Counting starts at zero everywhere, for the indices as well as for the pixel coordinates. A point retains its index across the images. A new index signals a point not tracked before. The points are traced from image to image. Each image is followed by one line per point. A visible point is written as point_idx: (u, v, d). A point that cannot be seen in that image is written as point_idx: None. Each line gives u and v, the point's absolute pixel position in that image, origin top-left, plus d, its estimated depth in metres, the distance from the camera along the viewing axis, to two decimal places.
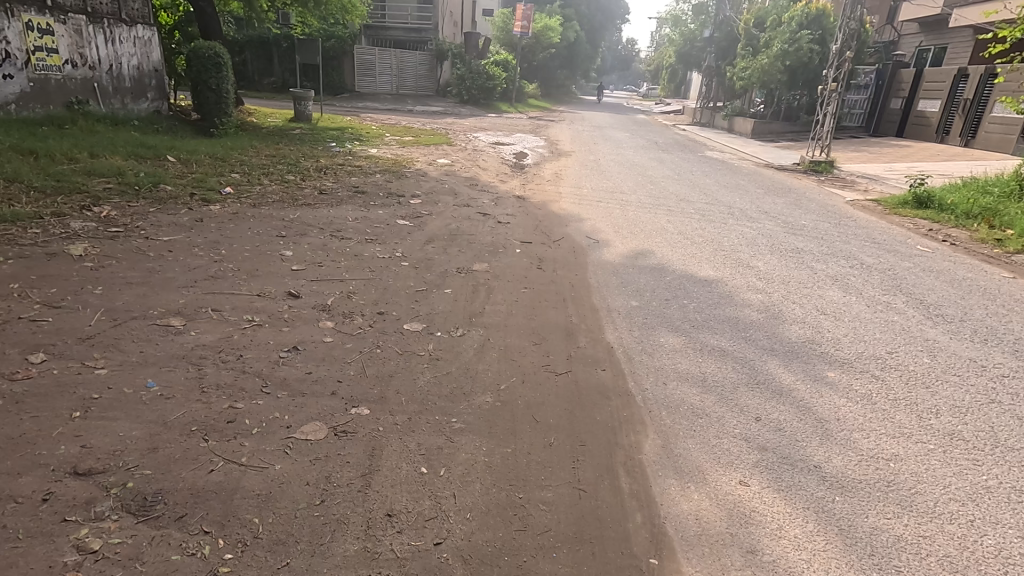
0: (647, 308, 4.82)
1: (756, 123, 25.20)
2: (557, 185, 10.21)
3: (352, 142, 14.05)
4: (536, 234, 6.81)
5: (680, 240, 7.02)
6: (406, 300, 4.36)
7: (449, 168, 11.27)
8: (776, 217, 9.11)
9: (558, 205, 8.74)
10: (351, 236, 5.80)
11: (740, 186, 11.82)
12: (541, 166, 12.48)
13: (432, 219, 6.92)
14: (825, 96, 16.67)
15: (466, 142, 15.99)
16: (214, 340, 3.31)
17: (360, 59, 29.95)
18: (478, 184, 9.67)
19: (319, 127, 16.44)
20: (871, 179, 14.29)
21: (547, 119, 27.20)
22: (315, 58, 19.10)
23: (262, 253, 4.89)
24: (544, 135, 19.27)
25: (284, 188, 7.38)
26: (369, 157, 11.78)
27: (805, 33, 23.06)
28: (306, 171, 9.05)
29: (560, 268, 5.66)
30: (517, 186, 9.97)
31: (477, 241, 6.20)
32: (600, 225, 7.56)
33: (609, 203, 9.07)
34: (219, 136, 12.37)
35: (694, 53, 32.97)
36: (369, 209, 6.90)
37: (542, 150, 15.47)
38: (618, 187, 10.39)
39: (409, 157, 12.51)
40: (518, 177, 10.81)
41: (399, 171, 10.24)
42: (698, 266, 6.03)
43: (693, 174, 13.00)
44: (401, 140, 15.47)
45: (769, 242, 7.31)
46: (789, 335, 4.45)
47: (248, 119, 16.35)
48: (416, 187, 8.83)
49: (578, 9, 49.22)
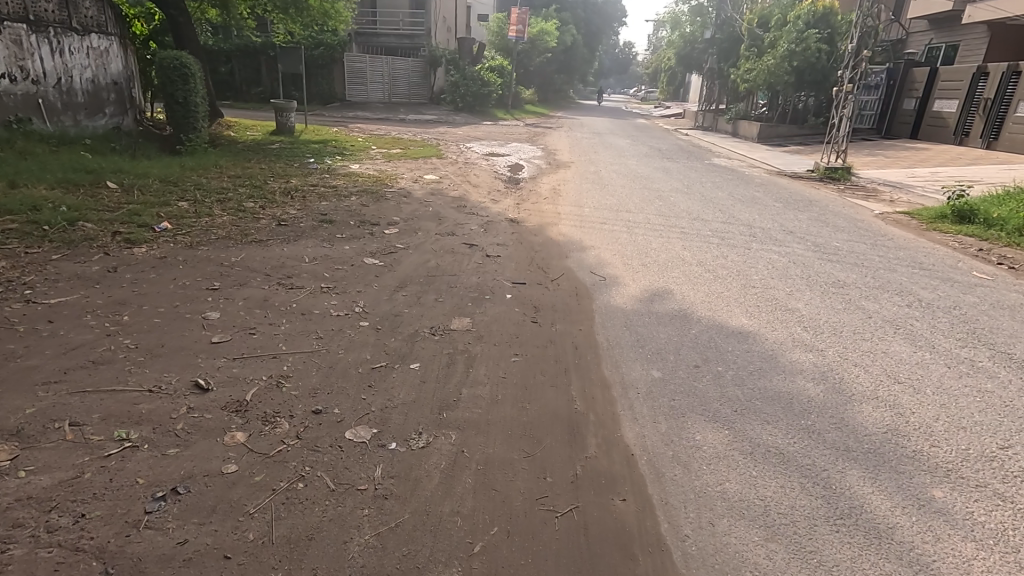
0: (673, 381, 3.73)
1: (762, 127, 24.23)
2: (555, 204, 9.19)
3: (334, 156, 13.08)
4: (530, 271, 5.74)
5: (701, 275, 5.95)
6: (357, 387, 3.29)
7: (437, 185, 10.26)
8: (803, 237, 8.07)
9: (556, 230, 7.68)
10: (303, 284, 4.75)
11: (757, 199, 10.76)
12: (538, 181, 11.44)
13: (408, 254, 5.87)
14: (840, 99, 15.67)
15: (458, 154, 15.00)
16: (49, 487, 2.26)
17: (350, 67, 29.04)
18: (466, 205, 8.65)
19: (301, 141, 15.46)
20: (895, 187, 13.25)
21: (544, 126, 26.29)
22: (299, 66, 18.17)
23: (178, 318, 3.83)
24: (542, 144, 18.24)
25: (237, 220, 6.32)
26: (349, 174, 10.75)
27: (812, 33, 22.07)
28: (271, 194, 7.99)
29: (559, 319, 4.59)
30: (511, 206, 8.96)
31: (459, 285, 5.13)
32: (606, 256, 6.50)
33: (614, 226, 8.02)
34: (187, 153, 11.40)
35: (695, 55, 31.99)
36: (333, 244, 5.85)
37: (538, 162, 14.41)
38: (623, 205, 9.33)
39: (394, 173, 11.50)
40: (513, 195, 9.77)
41: (379, 191, 9.21)
42: (728, 313, 4.95)
43: (703, 185, 11.95)
44: (388, 153, 14.48)
45: (803, 273, 6.24)
46: (865, 423, 3.36)
47: (226, 133, 15.38)
48: (395, 212, 7.79)
49: (575, 14, 48.56)
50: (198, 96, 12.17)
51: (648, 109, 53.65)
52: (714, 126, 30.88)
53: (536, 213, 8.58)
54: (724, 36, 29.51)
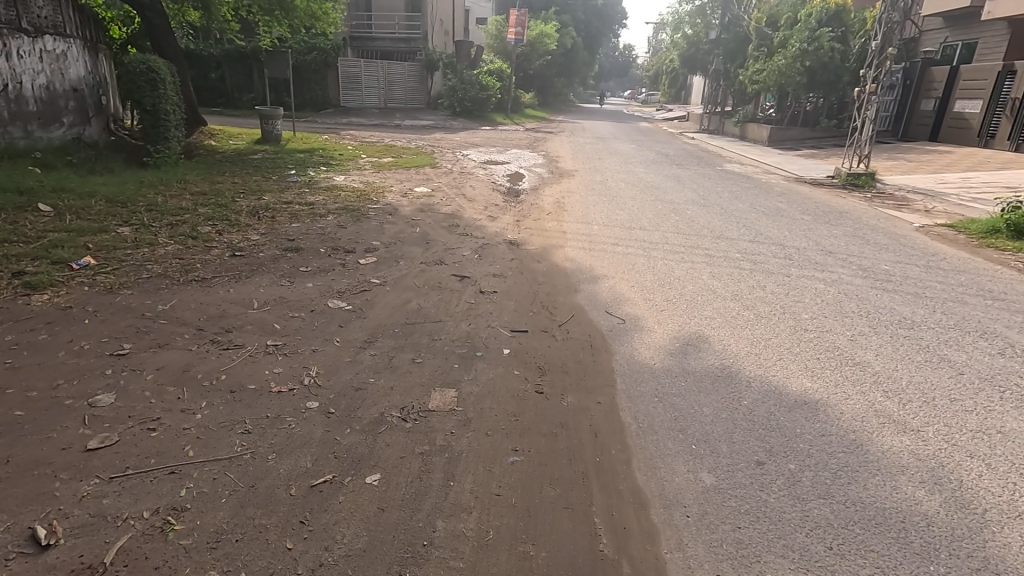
0: (734, 493, 2.69)
1: (772, 131, 23.25)
2: (559, 221, 8.18)
3: (318, 167, 12.10)
4: (532, 313, 4.71)
5: (739, 315, 4.92)
6: (282, 526, 2.26)
7: (428, 200, 9.26)
8: (845, 257, 7.05)
9: (562, 254, 6.66)
10: (243, 342, 3.72)
11: (783, 212, 9.73)
12: (540, 193, 10.44)
13: (385, 292, 4.86)
14: (861, 100, 14.67)
15: (453, 162, 14.01)
16: None
17: (345, 72, 28.15)
18: (460, 223, 7.65)
19: (286, 150, 14.51)
20: (926, 195, 12.25)
21: (545, 131, 25.33)
22: (286, 71, 17.22)
23: (50, 408, 2.80)
24: (544, 151, 17.23)
25: (182, 251, 5.30)
26: (332, 188, 9.75)
27: (825, 32, 21.08)
28: (234, 215, 6.97)
29: (571, 388, 3.55)
30: (511, 223, 7.96)
31: (444, 338, 4.10)
32: (622, 288, 5.48)
33: (627, 248, 7.01)
34: (155, 166, 10.42)
35: (700, 56, 31.02)
36: (293, 282, 4.82)
37: (540, 170, 13.41)
38: (636, 222, 8.31)
39: (383, 185, 10.52)
40: (511, 211, 8.77)
41: (362, 207, 8.22)
42: (783, 373, 3.91)
43: (719, 196, 10.96)
44: (378, 162, 13.49)
45: (860, 309, 5.21)
46: (1019, 568, 2.32)
47: (207, 142, 14.44)
48: (375, 234, 6.77)
49: (575, 16, 47.78)
50: (170, 103, 11.17)
51: (649, 112, 52.72)
52: (720, 129, 29.90)
53: (539, 232, 7.56)
54: (730, 37, 28.53)
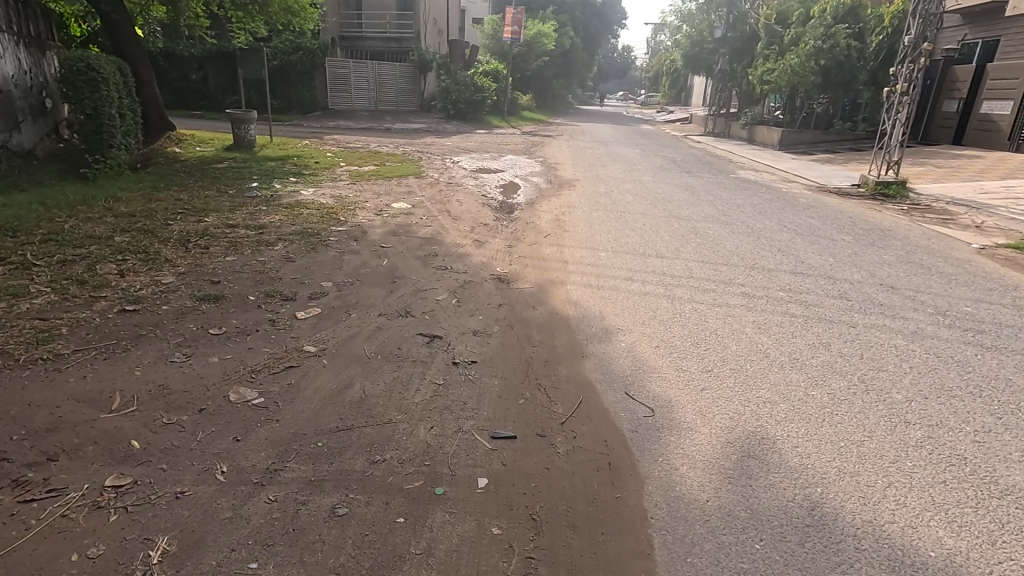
0: None
1: (782, 133, 21.99)
2: (560, 247, 6.85)
3: (288, 178, 10.80)
4: (523, 401, 3.37)
5: (808, 398, 3.57)
6: None
7: (405, 219, 7.91)
8: (912, 294, 5.72)
9: (564, 294, 5.31)
10: (64, 484, 2.37)
11: (817, 231, 8.42)
12: (536, 209, 9.10)
13: (321, 367, 3.51)
14: (890, 102, 13.36)
15: (441, 170, 12.71)
16: None
17: (333, 73, 26.87)
18: (438, 251, 6.31)
19: (258, 157, 13.23)
20: (969, 207, 10.97)
21: (542, 134, 24.03)
22: (262, 71, 15.91)
23: None
24: (541, 157, 15.90)
25: (51, 305, 3.97)
26: (294, 204, 8.40)
27: (841, 29, 19.78)
28: (154, 245, 5.62)
29: (583, 569, 2.20)
30: (502, 249, 6.65)
31: (390, 458, 2.74)
32: (644, 351, 4.13)
33: (642, 284, 5.67)
34: (95, 179, 9.10)
35: (704, 56, 29.65)
36: (190, 356, 3.47)
37: (537, 180, 12.07)
38: (650, 247, 6.97)
39: (357, 200, 9.20)
40: (502, 233, 7.42)
41: (323, 231, 6.87)
42: (905, 518, 2.55)
43: (741, 211, 9.65)
44: (358, 171, 12.18)
45: (967, 382, 3.86)
46: None
47: (170, 150, 13.18)
48: (330, 269, 5.43)
49: (573, 14, 46.50)
50: (113, 105, 9.81)
51: (649, 113, 51.53)
52: (726, 131, 28.62)
53: (535, 263, 6.21)
54: (737, 35, 27.26)
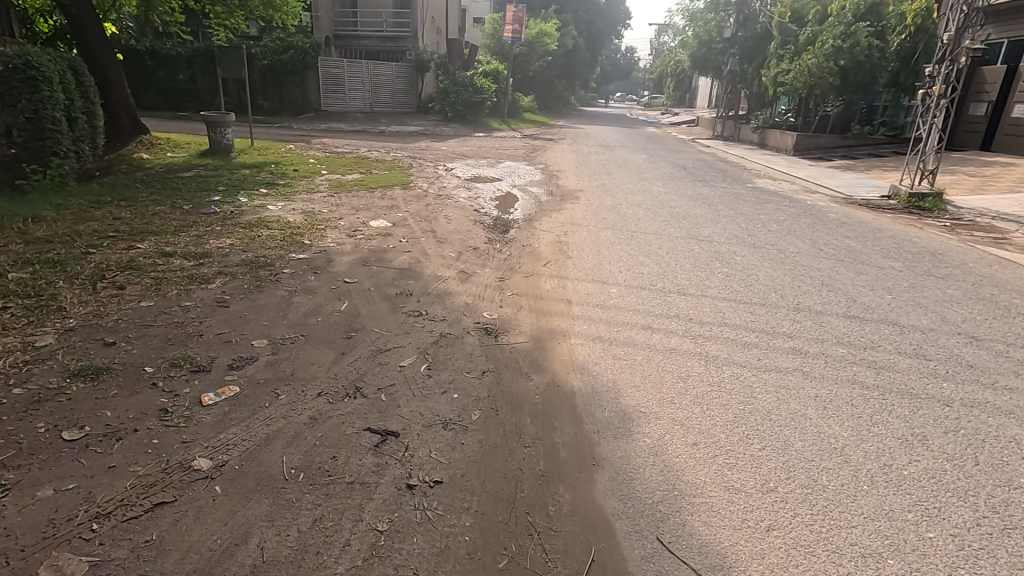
0: None
1: (797, 138, 20.86)
2: (561, 281, 5.72)
3: (259, 188, 9.71)
4: (506, 564, 2.23)
5: (927, 547, 2.42)
6: None
7: (382, 242, 6.77)
8: (1000, 347, 4.59)
9: (568, 352, 4.18)
10: None
11: (860, 255, 7.27)
12: (534, 229, 7.97)
13: (207, 502, 2.38)
14: (924, 105, 12.18)
15: (433, 179, 11.62)
16: None
17: (326, 74, 25.82)
18: (414, 289, 5.19)
19: (233, 163, 12.16)
20: (1018, 223, 9.83)
21: (544, 138, 22.96)
22: (242, 71, 14.84)
23: None
24: (541, 164, 14.75)
25: None
26: (255, 223, 7.28)
27: (862, 27, 18.66)
28: (53, 285, 4.50)
29: None
30: (492, 285, 5.52)
31: None
32: (679, 457, 2.99)
33: (665, 335, 4.53)
34: (32, 191, 7.99)
35: (712, 56, 28.68)
36: (10, 488, 2.35)
37: (537, 191, 10.93)
38: (670, 280, 5.85)
39: (331, 215, 8.11)
40: (494, 262, 6.29)
41: (278, 260, 5.77)
42: None
43: (766, 229, 8.51)
44: (340, 180, 11.09)
45: None
46: None
47: (138, 157, 12.13)
48: (270, 319, 4.29)
49: (577, 15, 45.47)
50: (59, 107, 8.71)
51: (652, 116, 50.44)
52: (735, 135, 27.50)
53: (531, 305, 5.07)
54: (747, 35, 25.90)
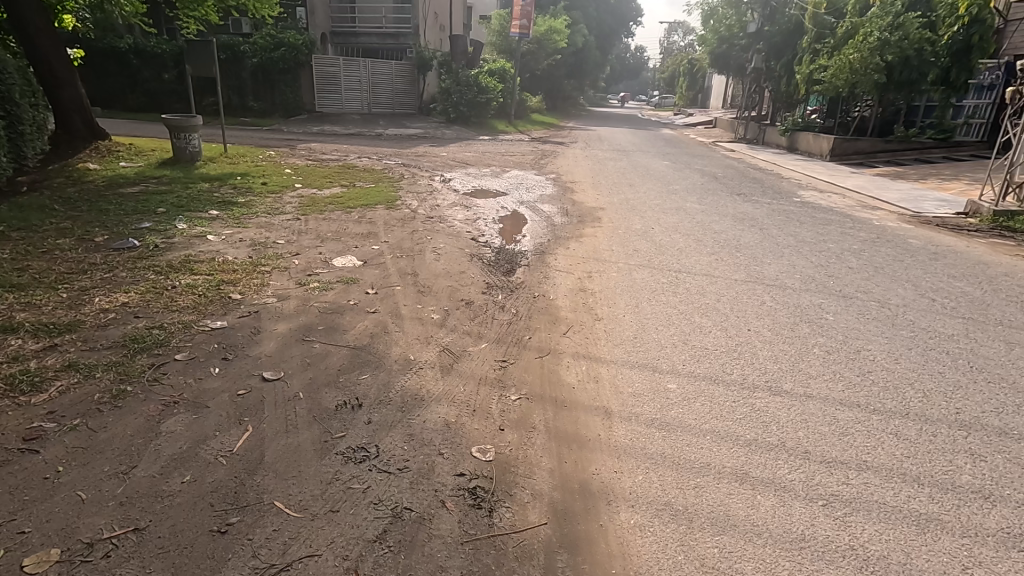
0: None
1: (834, 141, 18.90)
2: (592, 368, 3.88)
3: (209, 208, 7.95)
4: None
5: None
6: None
7: (340, 295, 4.96)
8: None
9: (619, 555, 2.32)
10: None
11: (988, 309, 5.40)
12: (548, 268, 6.11)
13: None
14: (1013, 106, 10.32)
15: (425, 194, 9.83)
16: None
17: (320, 72, 24.10)
18: (368, 392, 3.36)
19: (196, 175, 10.45)
20: None
21: (552, 141, 21.18)
22: (213, 67, 13.10)
23: None
24: (552, 173, 12.94)
25: None
26: (177, 263, 5.50)
27: (912, 17, 16.77)
28: None
29: None
30: (490, 378, 3.67)
31: None
32: None
33: (779, 501, 2.67)
34: None
35: (734, 53, 26.79)
36: None
37: (548, 209, 9.11)
38: (751, 366, 4.00)
39: (285, 249, 6.31)
40: (493, 330, 4.43)
41: (177, 333, 3.98)
42: None
43: (845, 266, 6.66)
44: (316, 196, 9.34)
45: None
46: None
47: (86, 168, 10.46)
48: (95, 480, 2.47)
49: (587, 13, 43.36)
50: None
51: (665, 116, 48.51)
52: (760, 137, 25.52)
53: (549, 422, 3.22)
54: (776, 30, 23.57)
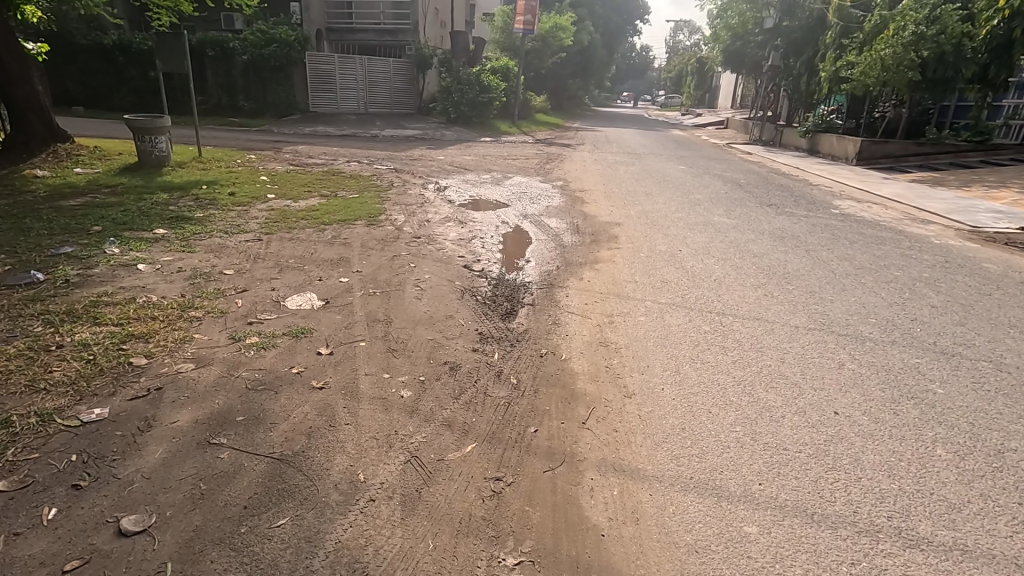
0: None
1: (862, 144, 17.58)
2: (629, 496, 2.62)
3: (156, 225, 6.71)
4: None
5: None
6: None
7: (281, 357, 3.70)
8: None
9: None
10: None
11: None
12: (559, 309, 4.85)
13: None
14: None
15: (416, 206, 8.62)
16: None
17: (314, 70, 22.90)
18: (278, 562, 2.11)
19: (158, 182, 9.24)
20: None
21: (557, 144, 19.95)
22: (185, 63, 11.86)
23: None
24: (559, 180, 11.70)
25: None
26: (81, 306, 4.27)
27: (950, 10, 15.42)
28: None
29: None
30: (475, 522, 2.41)
31: None
32: None
33: None
34: None
35: (750, 50, 25.42)
36: None
37: (557, 225, 7.87)
38: (860, 486, 2.73)
39: (228, 282, 5.06)
40: (485, 419, 3.17)
41: (18, 433, 2.74)
42: None
43: (924, 303, 5.39)
44: (289, 207, 8.11)
45: None
46: None
47: (34, 175, 9.24)
48: None
49: (592, 10, 42.14)
50: None
51: (672, 116, 47.05)
52: (778, 139, 24.19)
53: None
54: (795, 24, 22.21)
